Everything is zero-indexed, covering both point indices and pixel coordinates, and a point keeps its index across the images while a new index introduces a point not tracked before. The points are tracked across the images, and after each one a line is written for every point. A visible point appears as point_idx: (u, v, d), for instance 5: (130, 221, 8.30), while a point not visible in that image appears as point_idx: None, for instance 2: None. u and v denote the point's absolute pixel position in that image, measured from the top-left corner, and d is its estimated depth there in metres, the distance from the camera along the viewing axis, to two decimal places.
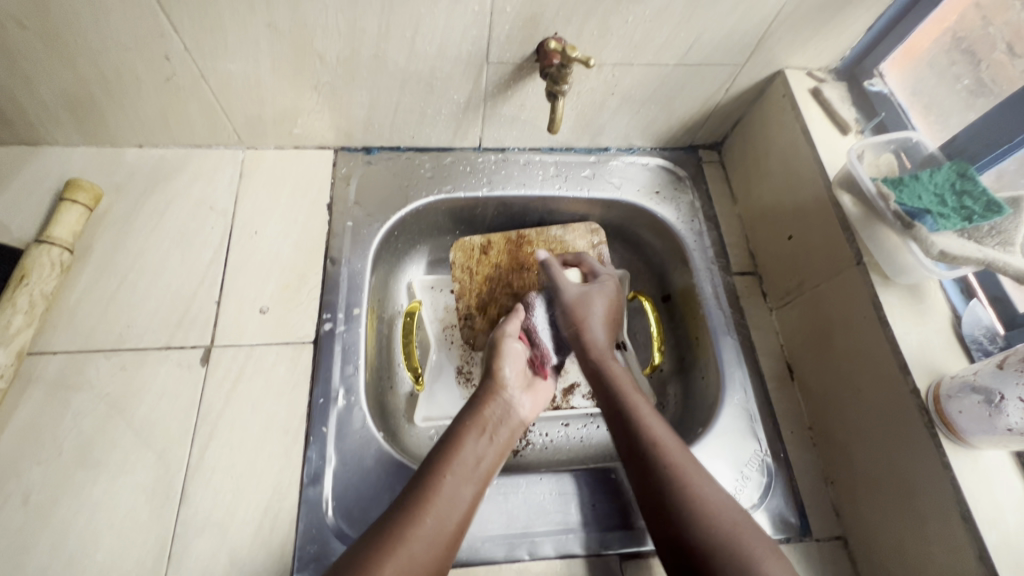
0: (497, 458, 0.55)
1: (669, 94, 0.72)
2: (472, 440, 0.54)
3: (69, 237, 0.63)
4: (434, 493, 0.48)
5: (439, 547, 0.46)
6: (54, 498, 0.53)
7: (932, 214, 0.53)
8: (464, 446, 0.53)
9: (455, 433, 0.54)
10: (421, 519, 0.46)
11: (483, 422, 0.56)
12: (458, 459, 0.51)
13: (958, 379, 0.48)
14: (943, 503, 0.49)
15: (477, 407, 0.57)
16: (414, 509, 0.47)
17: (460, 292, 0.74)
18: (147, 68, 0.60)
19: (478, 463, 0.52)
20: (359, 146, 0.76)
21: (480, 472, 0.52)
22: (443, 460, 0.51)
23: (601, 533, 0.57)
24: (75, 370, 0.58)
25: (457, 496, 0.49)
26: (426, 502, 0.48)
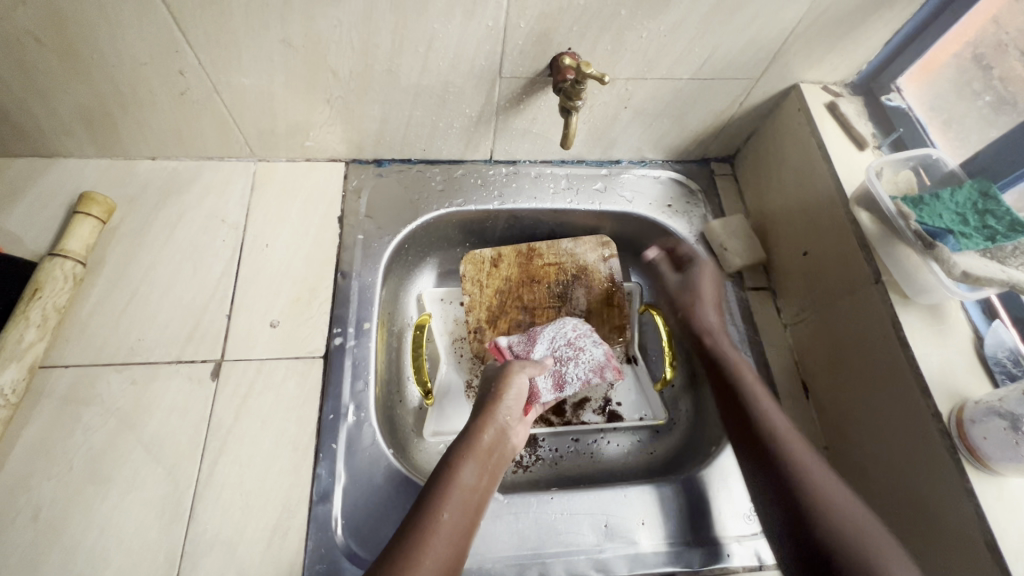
0: (491, 486, 0.54)
1: (682, 108, 0.72)
2: (466, 471, 0.52)
3: (82, 250, 0.63)
4: (429, 531, 0.47)
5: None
6: (64, 515, 0.52)
7: (954, 233, 0.52)
8: (457, 478, 0.51)
9: (450, 463, 0.53)
10: (417, 561, 0.45)
11: (482, 452, 0.55)
12: (453, 493, 0.50)
13: (983, 405, 0.47)
14: (966, 531, 0.48)
15: (473, 436, 0.55)
16: (412, 551, 0.46)
17: (469, 304, 0.74)
18: (161, 83, 0.60)
19: (471, 494, 0.51)
20: (370, 158, 0.76)
21: (472, 503, 0.51)
22: (437, 496, 0.50)
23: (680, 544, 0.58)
24: (86, 384, 0.58)
25: (451, 531, 0.48)
26: (423, 542, 0.46)
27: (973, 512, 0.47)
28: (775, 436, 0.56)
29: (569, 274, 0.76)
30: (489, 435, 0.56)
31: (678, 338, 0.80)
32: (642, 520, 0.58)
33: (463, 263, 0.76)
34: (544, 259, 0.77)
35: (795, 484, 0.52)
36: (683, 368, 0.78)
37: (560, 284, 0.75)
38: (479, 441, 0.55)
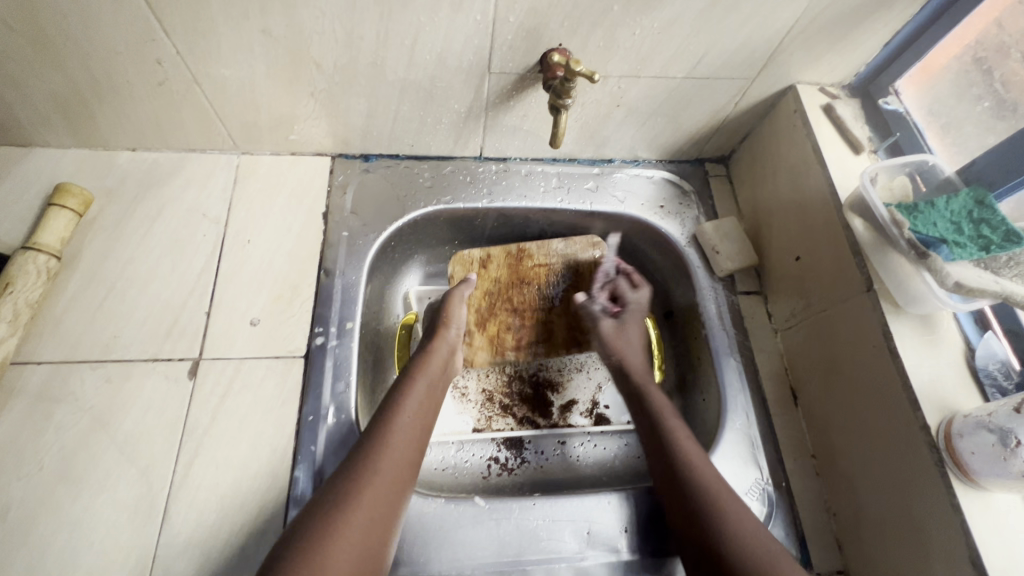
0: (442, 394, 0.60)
1: (676, 107, 0.70)
2: (421, 381, 0.58)
3: (57, 243, 0.62)
4: (392, 428, 0.52)
5: (406, 470, 0.50)
6: (33, 516, 0.51)
7: (948, 243, 0.51)
8: (413, 386, 0.57)
9: (405, 376, 0.59)
10: (384, 452, 0.50)
11: (433, 364, 0.61)
12: (412, 396, 0.56)
13: (972, 419, 0.46)
14: (952, 547, 0.47)
15: (426, 354, 0.61)
16: (378, 445, 0.50)
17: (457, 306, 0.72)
18: (139, 72, 0.58)
19: (427, 399, 0.57)
20: (357, 153, 0.74)
21: (425, 415, 0.56)
22: (396, 401, 0.55)
23: (648, 557, 0.56)
24: (59, 382, 0.57)
25: (411, 427, 0.53)
26: (387, 437, 0.51)
27: (960, 528, 0.46)
28: (689, 467, 0.54)
29: (559, 275, 0.75)
30: (441, 353, 0.62)
31: (668, 340, 0.79)
32: (620, 528, 0.57)
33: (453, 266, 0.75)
34: (534, 260, 0.75)
35: (706, 502, 0.51)
36: (672, 371, 0.77)
37: (551, 285, 0.74)
38: (430, 358, 0.61)
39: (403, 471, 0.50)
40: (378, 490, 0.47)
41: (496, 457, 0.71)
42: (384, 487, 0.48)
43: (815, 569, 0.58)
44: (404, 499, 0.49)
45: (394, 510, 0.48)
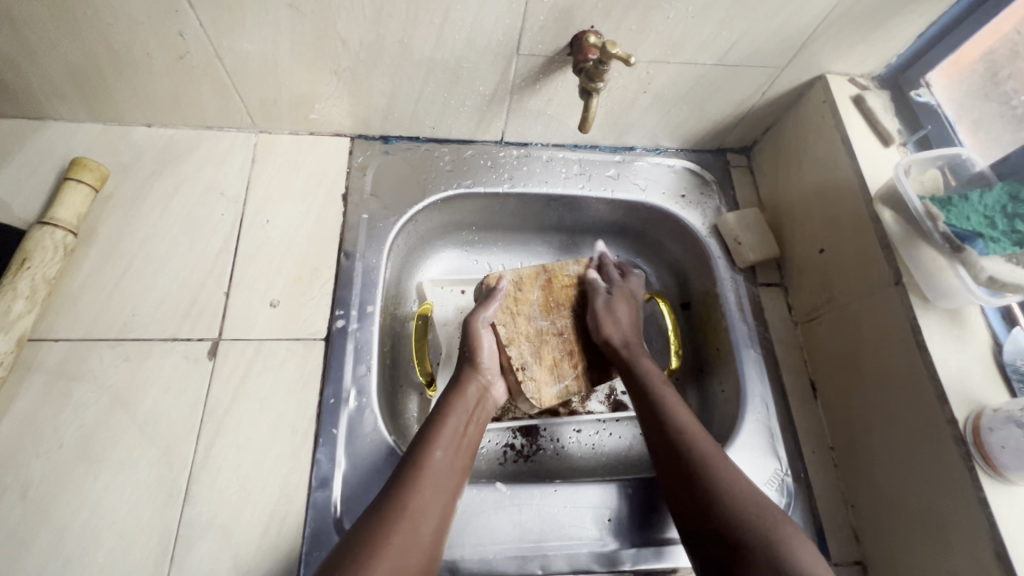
0: (477, 434, 0.58)
1: (703, 95, 0.69)
2: (453, 421, 0.56)
3: (74, 219, 0.60)
4: (423, 468, 0.51)
5: (439, 516, 0.49)
6: (53, 494, 0.51)
7: (983, 238, 0.51)
8: (446, 425, 0.55)
9: (436, 416, 0.57)
10: (416, 495, 0.48)
11: (461, 406, 0.58)
12: (444, 434, 0.54)
13: (1002, 413, 0.47)
14: (977, 540, 0.47)
15: (458, 389, 0.60)
16: (408, 487, 0.49)
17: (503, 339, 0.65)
18: (159, 45, 0.57)
19: (459, 441, 0.55)
20: (378, 134, 0.73)
21: (462, 447, 0.55)
22: (428, 439, 0.54)
23: (635, 548, 0.56)
24: (78, 359, 0.56)
25: (443, 468, 0.51)
26: (418, 478, 0.50)
27: (986, 521, 0.46)
28: (683, 431, 0.53)
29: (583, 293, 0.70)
30: (470, 394, 0.60)
31: (684, 330, 0.79)
32: (618, 518, 0.57)
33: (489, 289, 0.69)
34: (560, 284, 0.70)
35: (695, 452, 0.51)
36: (688, 361, 0.77)
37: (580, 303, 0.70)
38: (463, 392, 0.60)
39: (435, 517, 0.48)
40: (409, 535, 0.46)
41: (512, 443, 0.71)
42: (415, 531, 0.46)
43: (833, 561, 0.58)
44: (437, 545, 0.48)
45: (426, 556, 0.46)
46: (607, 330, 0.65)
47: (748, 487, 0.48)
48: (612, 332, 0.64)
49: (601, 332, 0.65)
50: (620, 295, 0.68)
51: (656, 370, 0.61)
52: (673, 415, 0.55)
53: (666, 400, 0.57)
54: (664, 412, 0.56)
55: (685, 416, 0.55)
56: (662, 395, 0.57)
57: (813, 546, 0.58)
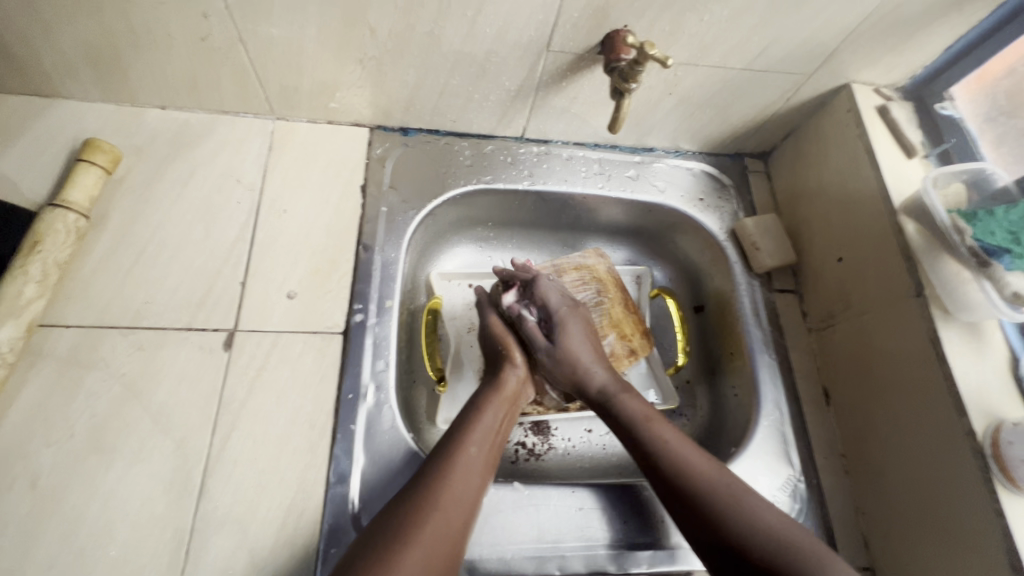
0: (507, 434, 0.58)
1: (728, 99, 0.69)
2: (487, 416, 0.57)
3: (86, 202, 0.59)
4: (456, 462, 0.51)
5: (468, 510, 0.49)
6: (63, 485, 0.49)
7: (1012, 253, 0.51)
8: (480, 420, 0.56)
9: (471, 411, 0.57)
10: (450, 489, 0.49)
11: (500, 400, 0.59)
12: (478, 430, 0.55)
13: (1023, 427, 0.47)
14: (990, 549, 0.48)
15: (498, 383, 0.60)
16: (443, 480, 0.49)
17: (526, 336, 0.66)
18: (181, 26, 0.55)
19: (492, 438, 0.55)
20: (397, 126, 0.72)
21: (495, 443, 0.55)
22: (462, 434, 0.54)
23: (654, 548, 0.56)
24: (88, 347, 0.55)
25: (476, 464, 0.52)
26: (451, 472, 0.50)
27: (1001, 531, 0.47)
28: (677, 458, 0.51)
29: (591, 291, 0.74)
30: (509, 387, 0.60)
31: (695, 333, 0.79)
32: (636, 518, 0.57)
33: (497, 290, 0.70)
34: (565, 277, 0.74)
35: (712, 503, 0.48)
36: (700, 364, 0.78)
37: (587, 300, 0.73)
38: (502, 387, 0.60)
39: (466, 512, 0.49)
40: (441, 526, 0.46)
41: (523, 442, 0.71)
42: (447, 526, 0.46)
43: None
44: (464, 539, 0.48)
45: (454, 550, 0.46)
46: (573, 350, 0.61)
47: (750, 502, 0.47)
48: (593, 368, 0.61)
49: (576, 369, 0.60)
50: (564, 316, 0.64)
51: (625, 392, 0.59)
52: (658, 437, 0.53)
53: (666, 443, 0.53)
54: (646, 439, 0.54)
55: (679, 445, 0.53)
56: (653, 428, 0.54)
57: None
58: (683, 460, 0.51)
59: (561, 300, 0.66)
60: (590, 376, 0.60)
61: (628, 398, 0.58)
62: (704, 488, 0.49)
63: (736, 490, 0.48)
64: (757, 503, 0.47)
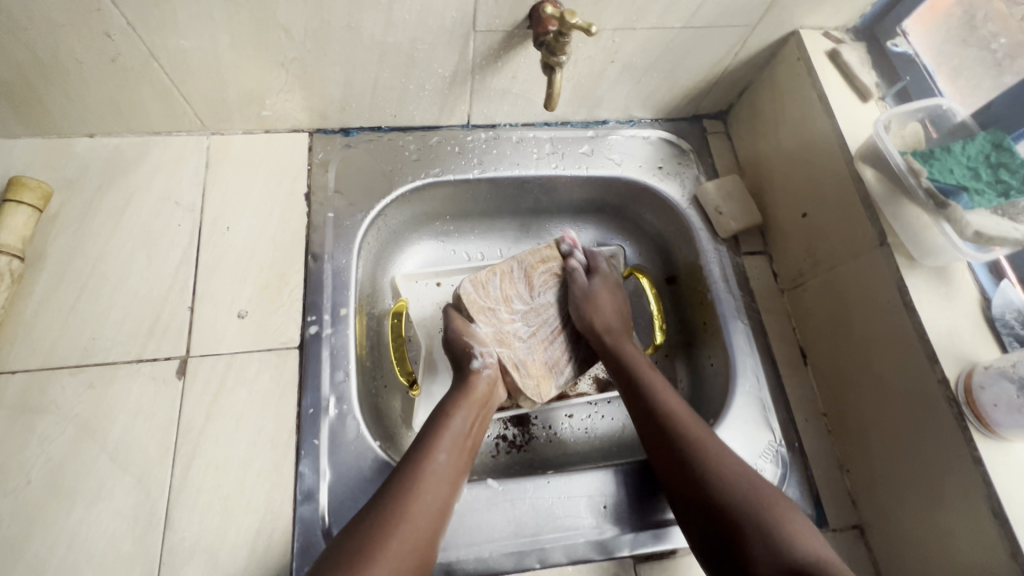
0: (478, 436, 0.57)
1: (674, 60, 0.66)
2: (458, 419, 0.55)
3: (18, 242, 0.57)
4: (424, 470, 0.50)
5: (436, 520, 0.48)
6: (24, 534, 0.49)
7: (969, 191, 0.49)
8: (449, 424, 0.54)
9: (440, 415, 0.55)
10: (415, 499, 0.47)
11: (469, 400, 0.57)
12: (447, 434, 0.53)
13: (994, 369, 0.46)
14: (972, 498, 0.47)
15: (467, 383, 0.59)
16: (409, 491, 0.48)
17: (489, 335, 0.64)
18: (87, 48, 0.52)
19: (462, 441, 0.54)
20: (337, 127, 0.70)
21: (466, 446, 0.54)
22: (431, 440, 0.52)
23: (636, 533, 0.55)
24: (36, 391, 0.53)
25: (445, 472, 0.50)
26: (417, 482, 0.49)
27: (980, 480, 0.46)
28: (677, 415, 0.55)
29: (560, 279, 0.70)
30: (479, 388, 0.59)
31: (669, 305, 0.78)
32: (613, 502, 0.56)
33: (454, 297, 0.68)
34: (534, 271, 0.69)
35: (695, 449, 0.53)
36: (676, 336, 0.76)
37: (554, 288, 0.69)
38: (472, 387, 0.58)
39: (434, 521, 0.48)
40: (406, 539, 0.45)
41: (504, 435, 0.70)
42: (410, 538, 0.45)
43: (831, 527, 0.58)
44: (432, 549, 0.47)
45: (422, 562, 0.46)
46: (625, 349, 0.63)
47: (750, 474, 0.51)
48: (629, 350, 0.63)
49: (605, 333, 0.65)
50: (600, 292, 0.68)
51: (692, 418, 0.55)
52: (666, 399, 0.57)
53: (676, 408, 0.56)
54: (691, 444, 0.53)
55: (704, 433, 0.54)
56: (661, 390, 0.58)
57: (811, 514, 0.58)
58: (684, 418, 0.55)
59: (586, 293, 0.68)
60: (621, 349, 0.63)
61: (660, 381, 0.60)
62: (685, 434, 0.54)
63: (743, 477, 0.50)
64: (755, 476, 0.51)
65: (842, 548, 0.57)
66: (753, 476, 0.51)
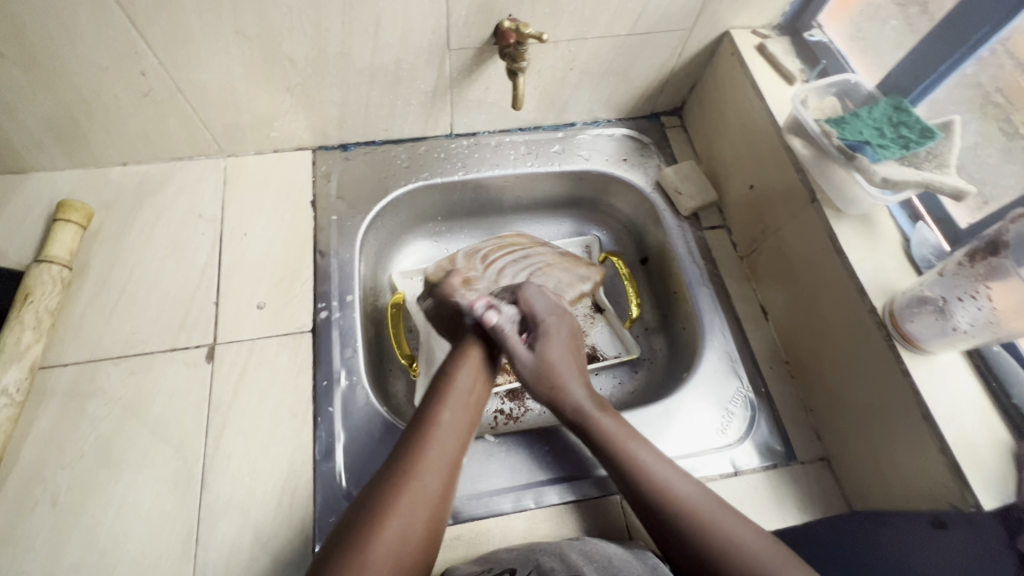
0: (483, 392, 0.61)
1: (625, 64, 0.76)
2: (461, 380, 0.59)
3: (66, 255, 0.66)
4: (433, 434, 0.54)
5: (447, 480, 0.52)
6: (80, 499, 0.55)
7: (871, 145, 0.57)
8: (455, 386, 0.58)
9: (445, 376, 0.59)
10: (427, 459, 0.52)
11: (469, 361, 0.61)
12: (453, 397, 0.57)
13: (910, 294, 0.53)
14: (906, 407, 0.53)
15: (466, 346, 0.62)
16: (417, 454, 0.52)
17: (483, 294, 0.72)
18: (124, 86, 0.63)
19: (467, 400, 0.58)
20: (336, 143, 0.79)
21: (470, 403, 0.58)
22: (437, 403, 0.56)
23: None
24: (86, 380, 0.61)
25: (453, 430, 0.55)
26: (426, 445, 0.53)
27: (909, 389, 0.53)
28: (628, 457, 0.55)
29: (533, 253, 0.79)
30: (477, 348, 0.62)
31: (645, 283, 0.85)
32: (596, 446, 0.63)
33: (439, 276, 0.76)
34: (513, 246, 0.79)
35: (659, 501, 0.52)
36: (654, 309, 0.83)
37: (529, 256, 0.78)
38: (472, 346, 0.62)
39: (445, 480, 0.52)
40: (417, 500, 0.49)
41: (502, 409, 0.76)
42: (424, 496, 0.50)
43: (799, 459, 0.64)
44: (445, 505, 0.52)
45: (437, 518, 0.50)
46: (551, 358, 0.60)
47: (717, 521, 0.50)
48: (570, 386, 0.60)
49: (554, 387, 0.60)
50: (546, 324, 0.62)
51: (601, 410, 0.58)
52: (607, 432, 0.57)
53: (636, 462, 0.54)
54: (636, 474, 0.54)
55: (669, 477, 0.53)
56: (595, 420, 0.58)
57: (780, 450, 0.64)
58: (644, 472, 0.54)
59: (535, 319, 0.63)
60: (566, 395, 0.59)
61: (611, 421, 0.57)
62: (650, 490, 0.53)
63: (712, 523, 0.50)
64: (726, 525, 0.50)
65: (811, 479, 0.63)
66: (730, 524, 0.50)
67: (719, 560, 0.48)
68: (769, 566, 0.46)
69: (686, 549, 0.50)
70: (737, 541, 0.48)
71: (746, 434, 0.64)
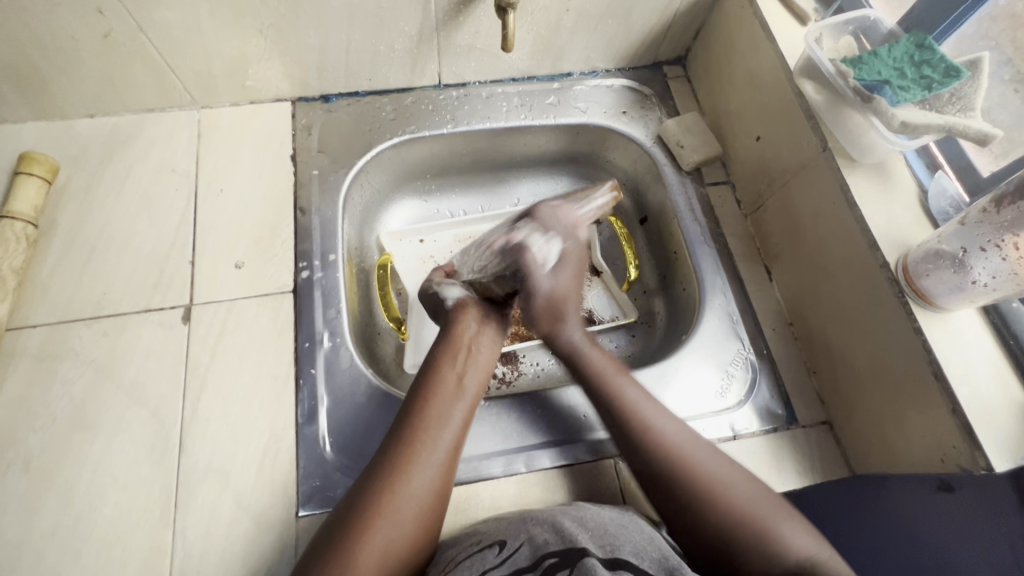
0: (478, 378, 0.58)
1: (625, 5, 0.70)
2: (447, 372, 0.56)
3: (31, 211, 0.62)
4: (418, 429, 0.51)
5: (438, 474, 0.50)
6: (54, 463, 0.53)
7: (891, 85, 0.53)
8: (439, 379, 0.56)
9: (431, 368, 0.57)
10: (412, 457, 0.50)
11: (456, 354, 0.58)
12: (438, 390, 0.55)
13: (925, 247, 0.49)
14: (918, 368, 0.50)
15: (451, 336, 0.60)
16: (404, 451, 0.50)
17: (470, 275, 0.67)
18: (81, 27, 0.58)
19: (454, 391, 0.55)
20: (317, 94, 0.74)
21: (459, 394, 0.55)
22: (422, 398, 0.54)
23: None
24: (57, 341, 0.58)
25: (441, 422, 0.52)
26: (411, 440, 0.50)
27: (922, 347, 0.50)
28: (644, 424, 0.53)
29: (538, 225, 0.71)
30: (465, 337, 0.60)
31: (644, 243, 0.81)
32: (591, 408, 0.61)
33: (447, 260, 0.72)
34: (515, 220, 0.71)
35: (675, 468, 0.51)
36: (653, 270, 0.80)
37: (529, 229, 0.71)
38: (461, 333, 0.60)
39: (437, 475, 0.50)
40: (405, 500, 0.47)
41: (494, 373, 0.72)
42: (412, 498, 0.48)
43: (801, 423, 0.61)
44: (440, 499, 0.50)
45: (429, 514, 0.48)
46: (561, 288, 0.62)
47: (734, 492, 0.49)
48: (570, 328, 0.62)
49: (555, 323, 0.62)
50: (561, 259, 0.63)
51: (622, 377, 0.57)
52: (620, 389, 0.56)
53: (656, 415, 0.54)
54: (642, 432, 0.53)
55: (692, 448, 0.52)
56: (611, 374, 0.58)
57: (781, 413, 0.62)
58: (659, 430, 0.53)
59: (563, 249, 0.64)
60: (564, 334, 0.62)
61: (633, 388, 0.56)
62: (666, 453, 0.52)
63: (728, 494, 0.49)
64: (735, 489, 0.49)
65: (813, 443, 0.61)
66: (739, 483, 0.50)
67: (732, 533, 0.47)
68: (783, 529, 0.46)
69: (693, 528, 0.49)
70: (754, 517, 0.47)
71: (747, 398, 0.62)
